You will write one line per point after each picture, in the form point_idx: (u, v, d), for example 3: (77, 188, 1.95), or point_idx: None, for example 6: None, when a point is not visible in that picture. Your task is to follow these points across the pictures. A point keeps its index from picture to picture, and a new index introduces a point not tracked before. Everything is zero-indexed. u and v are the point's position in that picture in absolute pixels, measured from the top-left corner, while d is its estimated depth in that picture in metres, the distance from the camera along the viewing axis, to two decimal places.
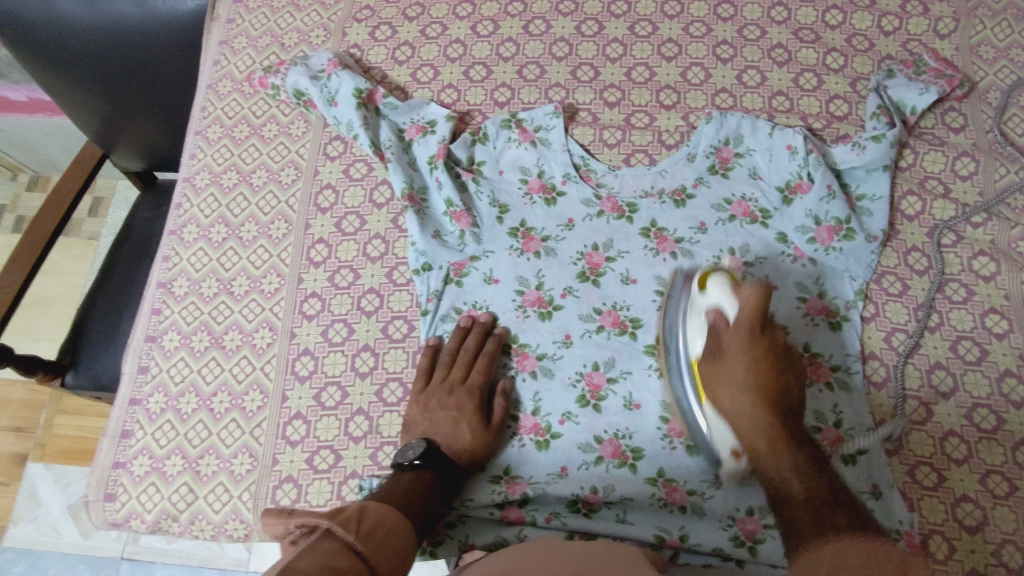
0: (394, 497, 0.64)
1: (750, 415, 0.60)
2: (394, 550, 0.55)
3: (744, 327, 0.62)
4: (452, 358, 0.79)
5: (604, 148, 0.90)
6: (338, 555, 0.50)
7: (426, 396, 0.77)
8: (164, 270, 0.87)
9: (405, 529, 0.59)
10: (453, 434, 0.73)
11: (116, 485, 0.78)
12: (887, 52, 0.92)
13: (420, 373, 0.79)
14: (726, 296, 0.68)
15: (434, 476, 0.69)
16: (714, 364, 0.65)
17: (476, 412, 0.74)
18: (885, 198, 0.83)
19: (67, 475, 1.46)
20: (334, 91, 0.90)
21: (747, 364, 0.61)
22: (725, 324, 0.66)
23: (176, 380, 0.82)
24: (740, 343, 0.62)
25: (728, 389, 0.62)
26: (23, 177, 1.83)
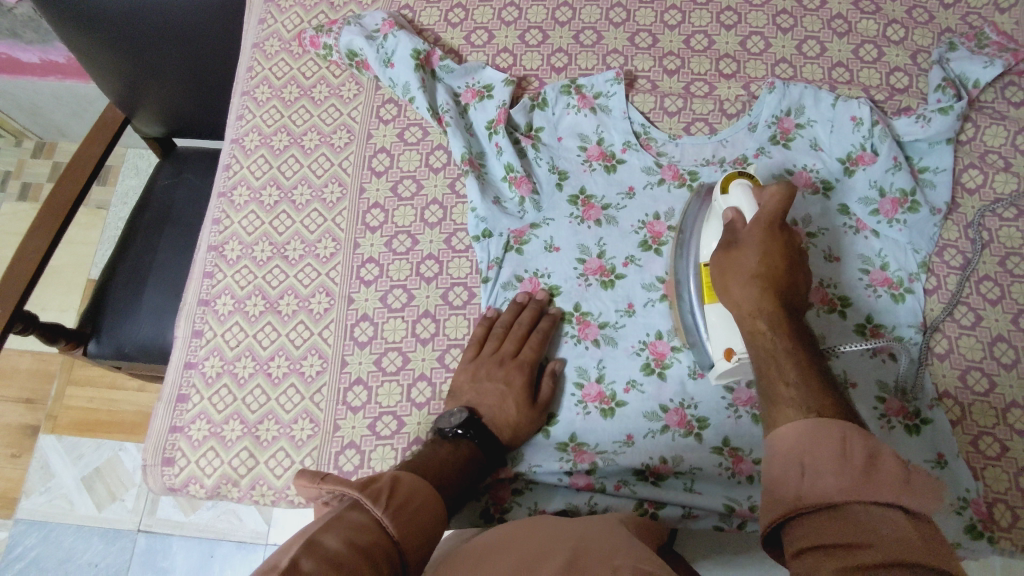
0: (432, 465, 0.64)
1: (756, 293, 0.60)
2: (426, 528, 0.53)
3: (762, 219, 0.62)
4: (506, 329, 0.77)
5: (664, 116, 0.88)
6: (360, 531, 0.48)
7: (476, 364, 0.75)
8: (216, 233, 0.86)
9: (440, 502, 0.56)
10: (499, 405, 0.72)
11: (175, 450, 0.77)
12: (947, 25, 0.91)
13: (473, 341, 0.77)
14: (745, 200, 0.65)
15: (475, 447, 0.68)
16: (726, 252, 0.64)
17: (524, 388, 0.73)
18: (948, 171, 0.83)
19: (80, 446, 1.43)
20: (390, 52, 0.88)
21: (760, 254, 0.61)
22: (744, 220, 0.64)
23: (232, 345, 0.80)
24: (758, 234, 0.62)
25: (738, 278, 0.62)
26: (28, 143, 1.77)
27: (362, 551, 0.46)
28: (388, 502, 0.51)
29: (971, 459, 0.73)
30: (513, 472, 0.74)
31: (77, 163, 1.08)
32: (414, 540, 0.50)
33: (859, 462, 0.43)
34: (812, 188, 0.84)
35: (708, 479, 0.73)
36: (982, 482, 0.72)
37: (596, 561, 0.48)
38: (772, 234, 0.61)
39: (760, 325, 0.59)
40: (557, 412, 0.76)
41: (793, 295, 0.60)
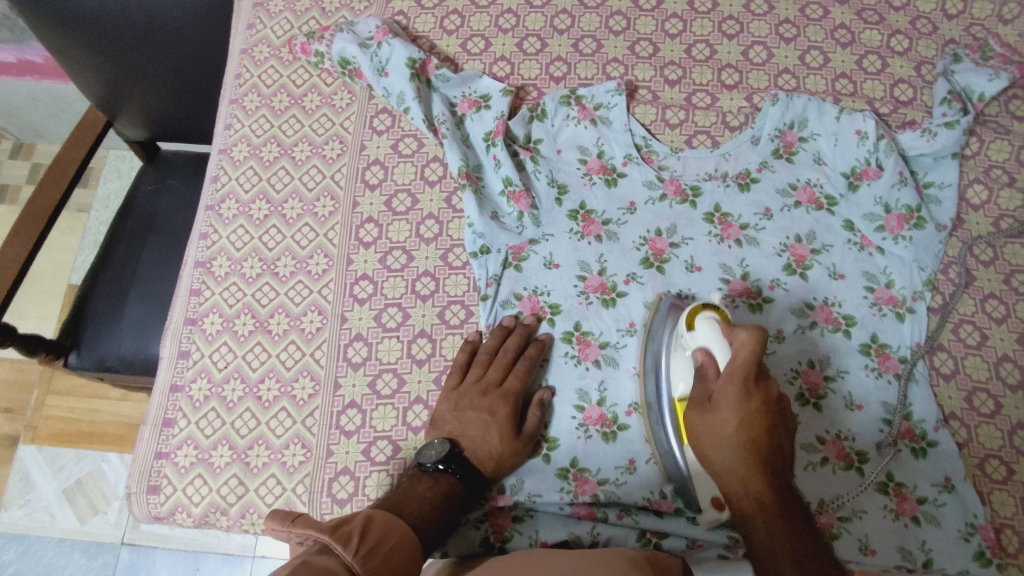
0: (410, 506, 0.62)
1: (738, 474, 0.58)
2: (398, 572, 0.51)
3: (737, 385, 0.58)
4: (490, 356, 0.74)
5: (666, 129, 0.86)
6: (329, 574, 0.46)
7: (458, 394, 0.72)
8: (202, 248, 0.83)
9: (414, 544, 0.55)
10: (481, 438, 0.69)
11: (160, 477, 0.74)
12: (950, 37, 0.90)
13: (455, 369, 0.74)
14: (714, 338, 0.61)
15: (456, 481, 0.66)
16: (700, 418, 0.61)
17: (508, 420, 0.70)
18: (954, 186, 0.82)
19: (61, 458, 1.39)
20: (384, 60, 0.85)
21: (737, 423, 0.57)
22: (716, 369, 0.61)
23: (220, 366, 0.77)
24: (731, 399, 0.58)
25: (718, 450, 0.59)
26: (5, 144, 1.71)
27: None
28: (359, 546, 0.50)
29: (978, 483, 0.72)
30: (512, 501, 0.71)
31: (55, 171, 1.04)
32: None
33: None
34: (816, 203, 0.82)
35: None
36: (989, 506, 0.71)
37: None
38: (749, 392, 0.58)
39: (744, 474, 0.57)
40: (557, 437, 0.73)
41: (774, 451, 0.58)
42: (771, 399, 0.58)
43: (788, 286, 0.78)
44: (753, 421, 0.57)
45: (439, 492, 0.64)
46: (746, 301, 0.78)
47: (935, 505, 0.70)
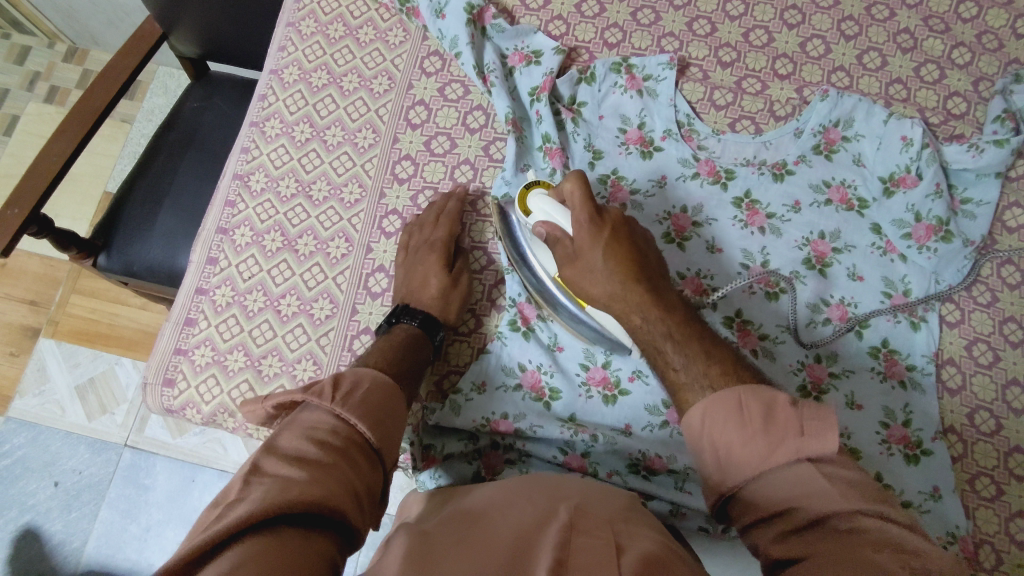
0: (376, 359, 0.64)
1: (610, 266, 0.62)
2: (384, 409, 0.56)
3: (586, 224, 0.63)
4: (424, 225, 0.78)
5: (711, 109, 0.86)
6: (317, 428, 0.51)
7: (405, 265, 0.77)
8: (243, 162, 0.85)
9: (390, 383, 0.58)
10: (424, 287, 0.75)
11: (176, 372, 0.77)
12: (1016, 56, 0.88)
13: (399, 247, 0.79)
14: (552, 209, 0.66)
15: (416, 330, 0.71)
16: (573, 270, 0.64)
17: (441, 265, 0.75)
18: (992, 205, 0.81)
19: (78, 354, 1.44)
20: (443, 3, 0.85)
21: (604, 250, 0.62)
22: (566, 234, 0.65)
23: (245, 277, 0.80)
24: (587, 240, 0.63)
25: (595, 277, 0.63)
26: (60, 46, 1.74)
27: (324, 443, 0.49)
28: (335, 393, 0.53)
29: (965, 497, 0.73)
30: (512, 434, 0.73)
31: (109, 72, 1.07)
32: (375, 420, 0.54)
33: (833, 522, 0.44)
34: (848, 204, 0.82)
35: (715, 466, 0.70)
36: (972, 520, 0.71)
37: (598, 516, 0.51)
38: (597, 228, 0.63)
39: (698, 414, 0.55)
40: (561, 388, 0.75)
41: (646, 270, 0.63)
42: (616, 221, 0.64)
43: (806, 280, 0.79)
44: (615, 245, 0.63)
45: (402, 338, 0.69)
46: (762, 288, 0.79)
47: (919, 511, 0.71)
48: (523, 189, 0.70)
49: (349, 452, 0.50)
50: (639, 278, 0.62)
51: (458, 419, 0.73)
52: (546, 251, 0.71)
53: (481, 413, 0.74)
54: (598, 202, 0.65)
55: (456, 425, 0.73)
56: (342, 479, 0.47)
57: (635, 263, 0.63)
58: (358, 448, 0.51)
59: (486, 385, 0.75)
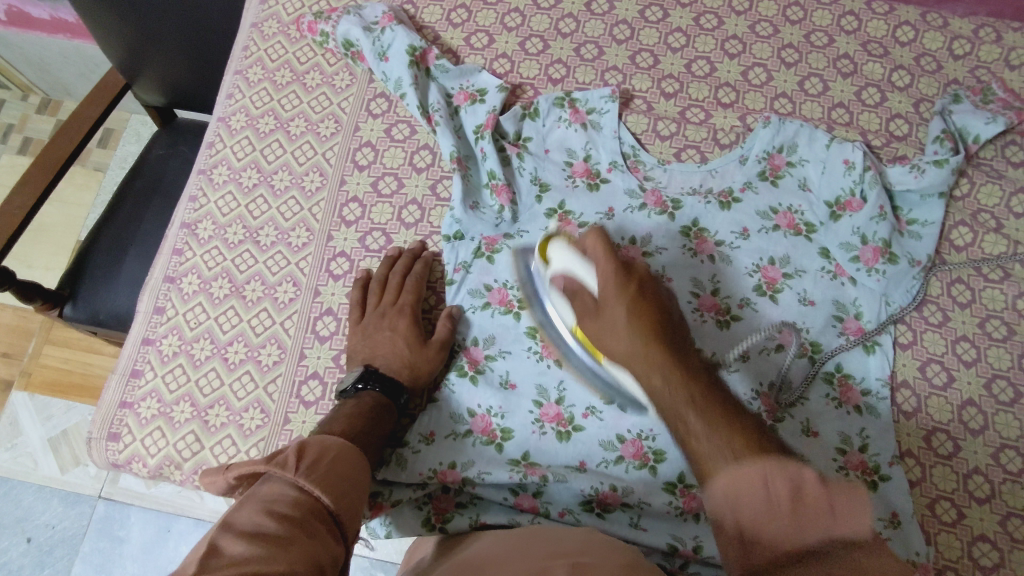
0: (342, 426, 0.64)
1: (631, 325, 0.58)
2: (346, 478, 0.55)
3: (613, 277, 0.61)
4: (384, 283, 0.79)
5: (656, 140, 0.87)
6: (280, 499, 0.49)
7: (363, 323, 0.76)
8: (191, 211, 0.85)
9: (351, 451, 0.58)
10: (391, 352, 0.73)
11: (121, 426, 0.76)
12: (955, 76, 0.89)
13: (353, 305, 0.78)
14: (572, 261, 0.66)
15: (379, 397, 0.70)
16: (592, 325, 0.62)
17: (409, 328, 0.75)
18: (938, 224, 0.81)
19: (51, 407, 1.43)
20: (386, 46, 0.87)
21: (628, 309, 0.59)
22: (587, 287, 0.64)
23: (192, 325, 0.79)
24: (612, 294, 0.60)
25: (616, 335, 0.60)
26: (33, 97, 1.76)
27: (286, 514, 0.47)
28: (299, 463, 0.53)
29: (926, 522, 0.71)
30: (461, 477, 0.71)
31: (70, 124, 1.07)
32: (337, 490, 0.53)
33: (785, 505, 0.45)
34: (795, 228, 0.82)
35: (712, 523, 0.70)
36: (934, 547, 0.70)
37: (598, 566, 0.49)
38: (625, 283, 0.61)
39: (644, 351, 0.57)
40: (513, 428, 0.74)
41: (668, 330, 0.59)
42: (645, 287, 0.61)
43: (757, 307, 0.79)
44: (637, 305, 0.59)
45: (368, 405, 0.68)
46: (714, 317, 0.78)
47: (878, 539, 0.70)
48: (545, 241, 0.71)
49: (309, 524, 0.48)
50: (661, 338, 0.57)
51: (404, 474, 0.71)
52: (559, 300, 0.70)
53: (431, 457, 0.73)
54: (622, 258, 0.64)
55: (402, 480, 0.71)
56: (302, 550, 0.45)
57: (659, 325, 0.58)
58: (320, 517, 0.50)
59: (434, 435, 0.74)
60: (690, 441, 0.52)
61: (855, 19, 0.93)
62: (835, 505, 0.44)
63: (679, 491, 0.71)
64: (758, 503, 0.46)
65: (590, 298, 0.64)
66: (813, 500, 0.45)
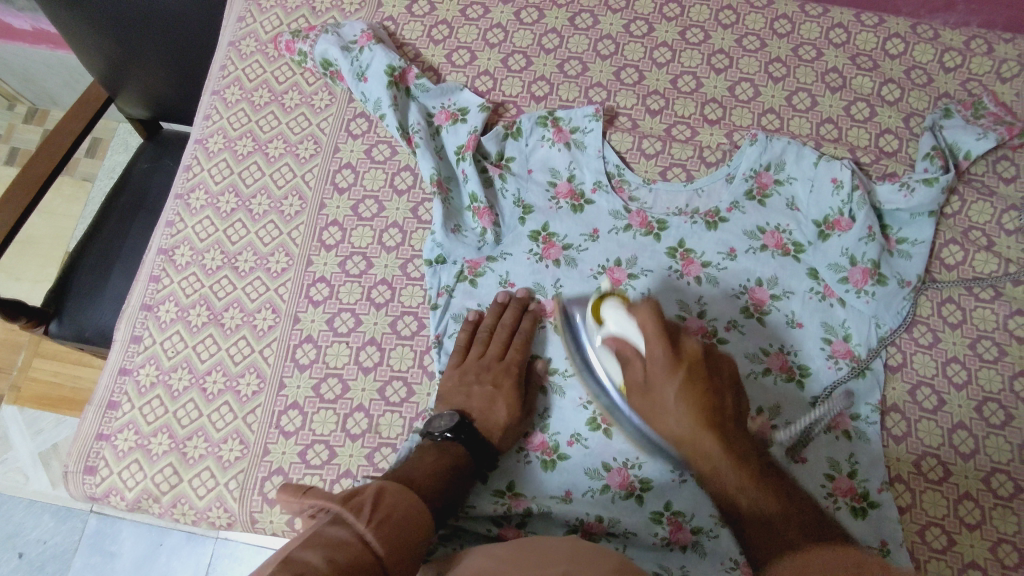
0: (422, 478, 0.62)
1: (683, 410, 0.58)
2: (411, 541, 0.52)
3: (661, 359, 0.59)
4: (490, 333, 0.76)
5: (641, 159, 0.85)
6: (340, 544, 0.47)
7: (462, 370, 0.74)
8: (168, 236, 0.84)
9: (423, 515, 0.55)
10: (489, 410, 0.71)
11: (98, 458, 0.74)
12: (945, 90, 0.88)
13: (457, 348, 0.76)
14: (624, 323, 0.64)
15: (464, 451, 0.67)
16: (642, 400, 0.62)
17: (513, 389, 0.72)
18: (927, 243, 0.80)
19: (40, 421, 1.41)
20: (365, 65, 0.85)
21: (677, 391, 0.58)
22: (638, 354, 0.63)
23: (170, 354, 0.78)
24: (661, 376, 0.59)
25: (660, 417, 0.60)
26: (20, 108, 1.75)
27: (344, 561, 0.45)
28: (370, 516, 0.51)
29: (915, 550, 0.70)
30: None
31: (50, 141, 1.05)
32: (398, 553, 0.50)
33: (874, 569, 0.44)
34: (783, 249, 0.80)
35: (699, 554, 0.69)
36: None
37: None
38: (678, 361, 0.59)
39: (697, 439, 0.58)
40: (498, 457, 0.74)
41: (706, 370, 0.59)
42: (695, 360, 0.59)
43: (744, 329, 0.77)
44: (693, 384, 0.58)
45: (451, 458, 0.65)
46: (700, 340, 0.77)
47: None
48: (596, 297, 0.68)
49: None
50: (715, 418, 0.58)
51: None
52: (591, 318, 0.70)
53: None
54: (677, 332, 0.61)
55: None
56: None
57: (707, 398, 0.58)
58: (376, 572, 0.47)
59: None
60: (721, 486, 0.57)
61: (844, 32, 0.91)
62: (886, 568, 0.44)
63: (666, 520, 0.70)
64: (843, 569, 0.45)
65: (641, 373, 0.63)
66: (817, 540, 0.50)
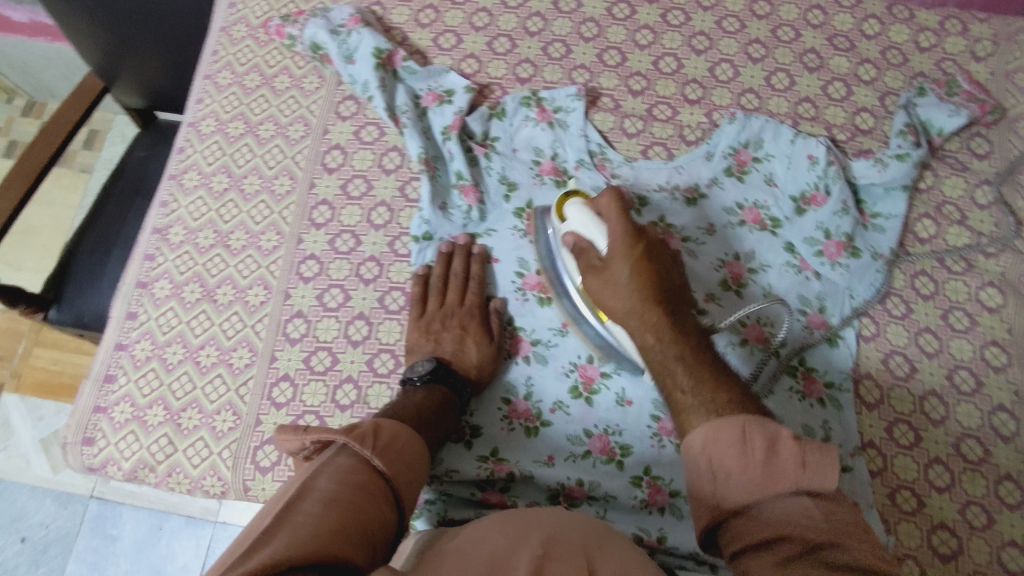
0: (410, 412, 0.65)
1: (634, 284, 0.63)
2: (412, 467, 0.56)
3: (621, 236, 0.65)
4: (444, 283, 0.80)
5: (623, 138, 0.88)
6: (350, 470, 0.51)
7: (426, 321, 0.78)
8: (162, 216, 0.86)
9: (419, 439, 0.58)
10: (461, 350, 0.75)
11: (95, 430, 0.77)
12: (921, 69, 0.90)
13: (414, 302, 0.79)
14: (587, 222, 0.68)
15: (446, 391, 0.71)
16: (595, 281, 0.66)
17: (479, 329, 0.76)
18: (901, 218, 0.82)
19: (41, 408, 1.44)
20: (353, 48, 0.88)
21: (628, 267, 0.64)
22: (594, 245, 0.67)
23: (164, 329, 0.80)
24: (621, 253, 0.64)
25: (617, 293, 0.64)
26: (18, 101, 1.76)
27: (357, 486, 0.49)
28: (375, 443, 0.54)
29: (886, 512, 0.72)
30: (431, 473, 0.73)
31: (49, 128, 1.07)
32: (403, 478, 0.54)
33: (761, 453, 0.51)
34: (761, 224, 0.82)
35: (676, 516, 0.71)
36: (894, 536, 0.71)
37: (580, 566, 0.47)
38: (633, 244, 0.64)
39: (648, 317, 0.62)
40: (482, 425, 0.75)
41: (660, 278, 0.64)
42: (652, 241, 0.65)
43: (723, 302, 0.79)
44: (642, 263, 0.64)
45: (436, 398, 0.69)
46: None
47: None
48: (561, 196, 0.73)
49: (375, 499, 0.50)
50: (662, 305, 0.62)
51: None
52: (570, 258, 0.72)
53: None
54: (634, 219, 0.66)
55: None
56: (365, 523, 0.47)
57: (660, 288, 0.63)
58: (384, 496, 0.51)
59: None
60: (678, 395, 0.58)
61: (822, 14, 0.93)
62: (805, 457, 0.50)
63: (645, 483, 0.73)
64: (732, 460, 0.51)
65: (597, 257, 0.67)
66: (788, 455, 0.50)
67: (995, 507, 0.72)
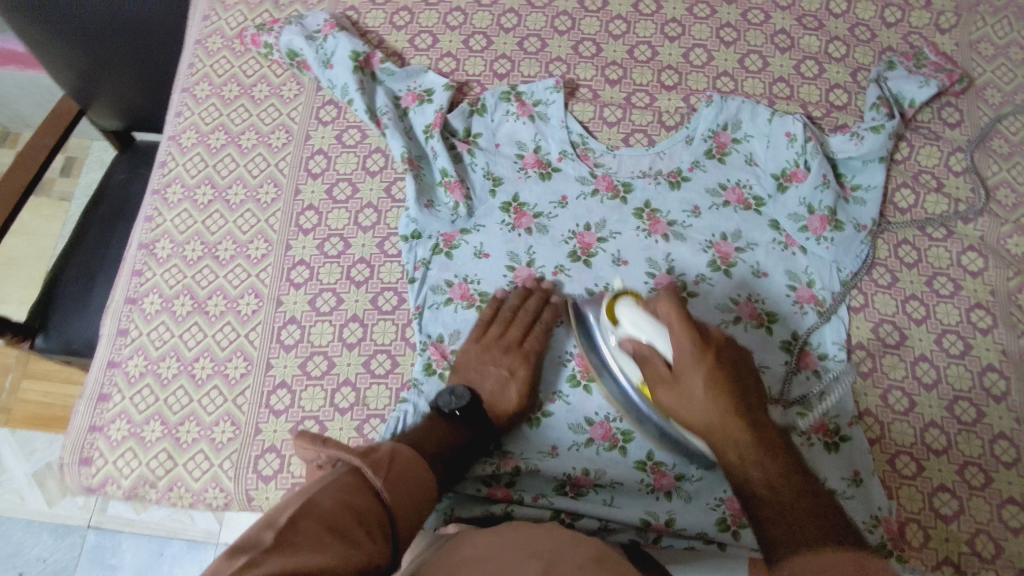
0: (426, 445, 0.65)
1: (709, 399, 0.58)
2: (416, 500, 0.55)
3: (689, 350, 0.60)
4: (514, 313, 0.78)
5: (604, 127, 0.89)
6: (353, 492, 0.51)
7: (481, 346, 0.76)
8: (147, 231, 0.85)
9: (431, 477, 0.58)
10: (500, 391, 0.73)
11: (92, 450, 0.76)
12: (889, 44, 0.92)
13: (480, 322, 0.78)
14: (648, 328, 0.64)
15: (472, 432, 0.70)
16: (668, 393, 0.61)
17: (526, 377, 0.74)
18: (879, 188, 0.84)
19: (33, 441, 1.38)
20: (330, 53, 0.88)
21: (706, 379, 0.59)
22: (658, 353, 0.63)
23: (157, 344, 0.80)
24: (689, 364, 0.59)
25: (690, 409, 0.60)
26: None
27: (357, 513, 0.49)
28: (386, 474, 0.54)
29: (887, 478, 0.73)
30: None
31: (27, 152, 1.06)
32: (405, 509, 0.53)
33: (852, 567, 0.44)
34: (745, 203, 0.84)
35: (683, 499, 0.72)
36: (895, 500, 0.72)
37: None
38: (704, 349, 0.59)
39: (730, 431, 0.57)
40: None
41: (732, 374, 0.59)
42: (720, 344, 0.60)
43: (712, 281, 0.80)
44: (717, 375, 0.58)
45: (460, 437, 0.68)
46: None
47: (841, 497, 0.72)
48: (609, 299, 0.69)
49: (373, 527, 0.49)
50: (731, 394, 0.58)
51: None
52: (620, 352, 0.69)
53: None
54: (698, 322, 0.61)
55: None
56: (359, 552, 0.46)
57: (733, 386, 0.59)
58: (383, 522, 0.50)
59: None
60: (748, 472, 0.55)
61: None
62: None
63: (650, 468, 0.73)
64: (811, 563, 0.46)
65: (663, 364, 0.62)
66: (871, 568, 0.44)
67: (993, 465, 0.73)
